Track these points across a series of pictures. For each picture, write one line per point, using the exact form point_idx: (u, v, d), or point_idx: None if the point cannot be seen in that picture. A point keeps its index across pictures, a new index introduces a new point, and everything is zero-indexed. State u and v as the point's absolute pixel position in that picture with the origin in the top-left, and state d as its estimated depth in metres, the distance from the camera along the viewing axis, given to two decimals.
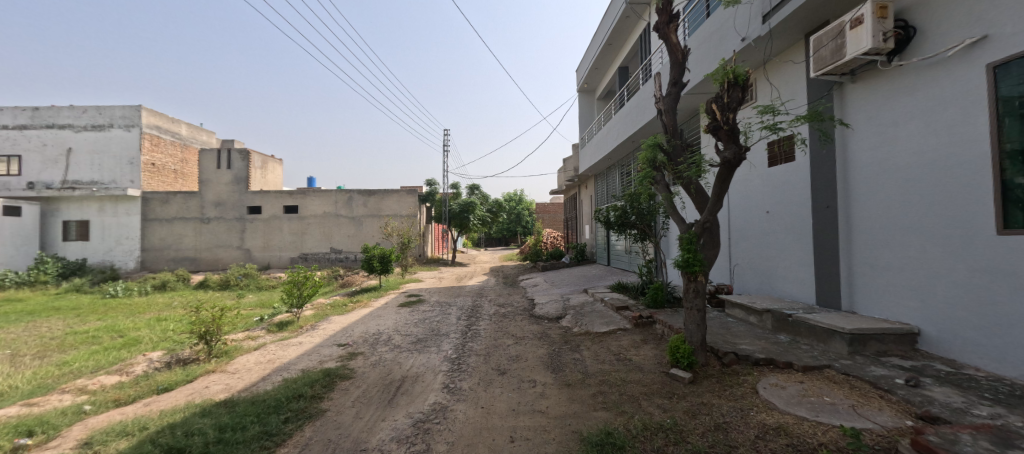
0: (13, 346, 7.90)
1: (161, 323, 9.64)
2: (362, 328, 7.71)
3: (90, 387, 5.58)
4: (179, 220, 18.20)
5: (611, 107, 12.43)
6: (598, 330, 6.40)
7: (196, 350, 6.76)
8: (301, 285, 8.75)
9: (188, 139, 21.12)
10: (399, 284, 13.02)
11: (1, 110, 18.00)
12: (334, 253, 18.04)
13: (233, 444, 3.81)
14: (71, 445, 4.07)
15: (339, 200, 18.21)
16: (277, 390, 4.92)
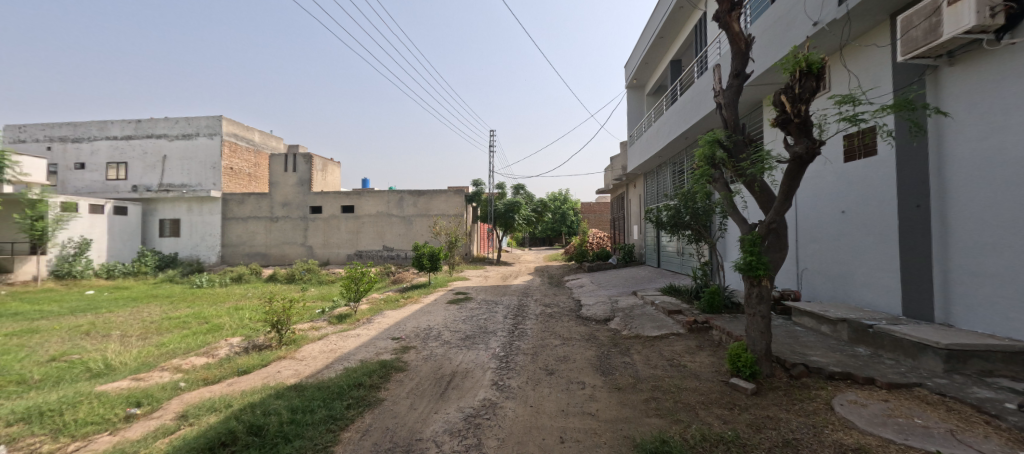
0: (121, 327, 9.06)
1: (239, 312, 10.60)
2: (414, 323, 8.02)
3: (184, 367, 6.26)
4: (252, 219, 19.87)
5: (662, 103, 11.96)
6: (649, 333, 6.19)
7: (269, 337, 7.37)
8: (359, 280, 9.26)
9: (259, 144, 23.02)
10: (447, 281, 13.35)
11: (112, 122, 20.67)
12: (386, 250, 18.87)
13: (303, 425, 4.14)
14: (172, 416, 4.61)
15: (391, 201, 19.04)
16: (340, 378, 5.25)
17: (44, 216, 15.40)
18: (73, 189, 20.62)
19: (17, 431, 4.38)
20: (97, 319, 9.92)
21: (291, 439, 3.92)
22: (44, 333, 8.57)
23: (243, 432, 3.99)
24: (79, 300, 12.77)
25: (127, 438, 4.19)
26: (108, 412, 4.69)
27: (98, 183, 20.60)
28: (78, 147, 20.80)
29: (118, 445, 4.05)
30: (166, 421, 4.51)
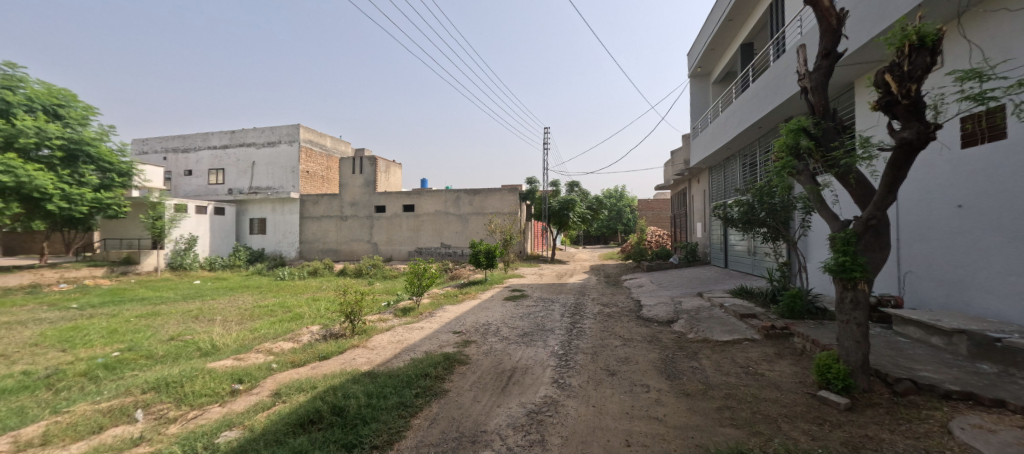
0: (223, 313, 10.24)
1: (316, 302, 11.54)
2: (473, 318, 8.20)
3: (275, 350, 6.93)
4: (326, 217, 21.46)
5: (731, 91, 11.15)
6: (719, 338, 5.80)
7: (343, 327, 7.94)
8: (421, 276, 9.66)
9: (331, 149, 24.85)
10: (503, 278, 13.51)
11: (213, 134, 23.40)
12: (444, 247, 19.49)
13: (378, 409, 4.41)
14: (268, 393, 5.14)
15: (448, 199, 19.62)
16: (409, 368, 5.50)
17: (162, 216, 17.91)
18: (183, 193, 23.68)
19: (150, 398, 5.16)
20: (203, 305, 11.30)
21: (368, 421, 4.21)
22: (164, 316, 9.94)
23: (327, 412, 4.36)
24: (189, 288, 14.70)
25: (231, 411, 4.75)
26: (217, 387, 5.34)
27: (202, 187, 23.44)
28: (187, 156, 23.83)
29: (224, 416, 4.62)
30: (262, 397, 5.03)
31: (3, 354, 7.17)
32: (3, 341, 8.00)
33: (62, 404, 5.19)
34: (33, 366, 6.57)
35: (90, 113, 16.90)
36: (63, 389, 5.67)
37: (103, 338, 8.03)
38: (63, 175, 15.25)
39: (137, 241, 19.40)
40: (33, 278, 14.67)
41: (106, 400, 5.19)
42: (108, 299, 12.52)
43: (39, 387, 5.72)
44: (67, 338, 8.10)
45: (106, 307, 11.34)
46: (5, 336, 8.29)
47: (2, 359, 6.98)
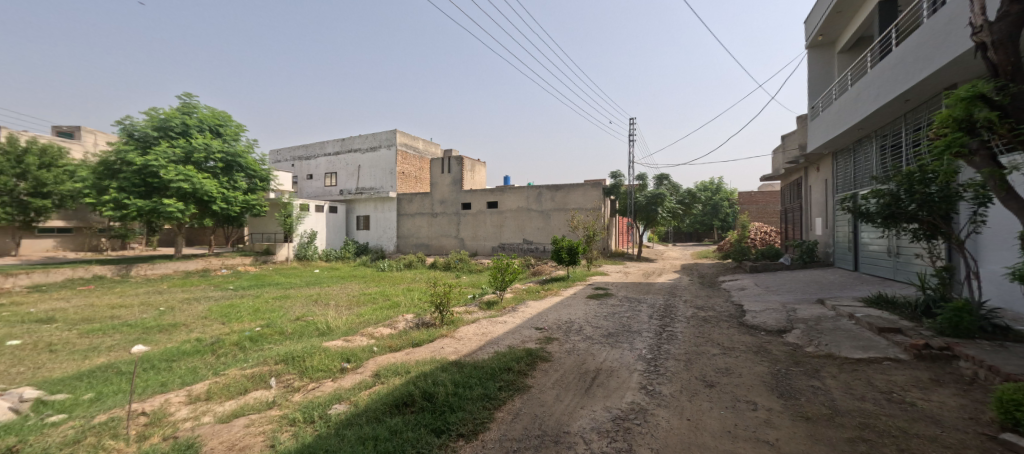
0: (335, 299, 11.44)
1: (411, 292, 12.34)
2: (556, 315, 8.03)
3: (376, 334, 7.50)
4: (418, 214, 22.86)
5: (865, 58, 9.42)
6: (848, 354, 4.90)
7: (433, 317, 8.32)
8: (504, 271, 9.73)
9: (422, 151, 26.48)
10: (587, 275, 13.12)
11: (327, 142, 26.66)
12: (526, 243, 19.53)
13: (463, 399, 4.47)
14: (369, 374, 5.55)
15: (530, 196, 19.54)
16: (492, 361, 5.51)
17: (291, 213, 20.69)
18: (305, 194, 27.43)
19: (281, 368, 5.91)
20: (319, 291, 12.73)
21: (455, 409, 4.31)
22: (291, 299, 11.43)
23: (418, 396, 4.56)
24: (310, 276, 16.71)
25: (341, 386, 5.20)
26: (329, 364, 5.91)
27: (318, 189, 26.95)
28: (308, 162, 27.54)
29: (336, 390, 5.08)
30: (365, 377, 5.44)
31: (184, 323, 8.85)
32: (184, 312, 9.89)
33: (219, 367, 6.21)
34: (203, 334, 7.99)
35: (241, 130, 19.95)
36: (222, 355, 6.79)
37: (249, 315, 9.48)
38: (222, 182, 18.14)
39: (272, 235, 22.54)
40: (205, 264, 17.92)
41: (250, 367, 6.05)
42: (251, 283, 14.79)
43: (204, 352, 6.91)
44: (225, 313, 9.72)
45: (252, 289, 13.43)
46: (185, 309, 10.24)
47: (183, 327, 8.62)
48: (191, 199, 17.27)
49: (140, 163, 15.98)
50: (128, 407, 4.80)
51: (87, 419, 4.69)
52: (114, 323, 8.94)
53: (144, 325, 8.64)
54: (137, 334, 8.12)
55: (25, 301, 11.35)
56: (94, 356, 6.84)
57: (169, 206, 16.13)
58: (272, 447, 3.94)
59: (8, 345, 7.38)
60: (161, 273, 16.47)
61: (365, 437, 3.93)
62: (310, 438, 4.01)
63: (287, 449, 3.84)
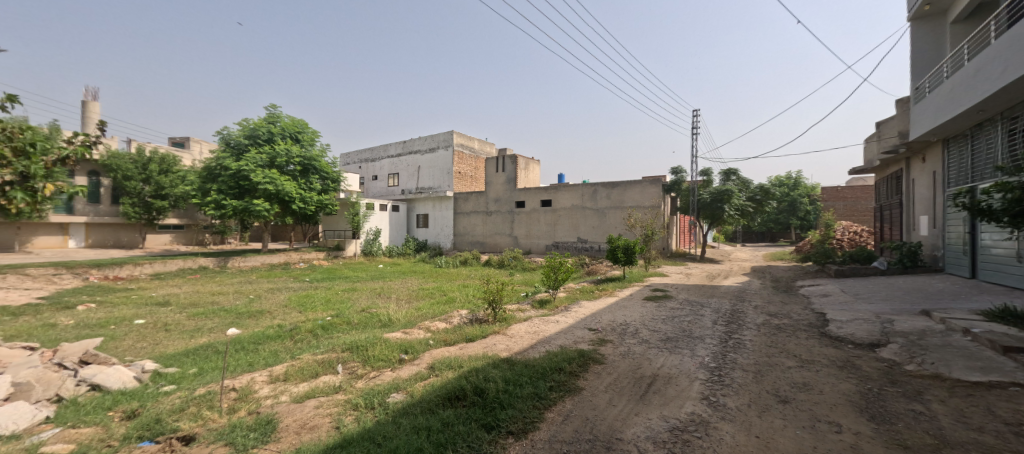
0: (397, 292, 11.96)
1: (467, 288, 12.56)
2: (610, 316, 7.73)
3: (433, 328, 7.69)
4: (473, 212, 23.25)
5: (987, 27, 8.07)
6: (961, 376, 4.19)
7: (487, 313, 8.37)
8: (557, 269, 9.55)
9: (478, 150, 26.96)
10: (644, 276, 12.60)
11: (391, 145, 28.51)
12: (581, 242, 19.10)
13: (514, 397, 4.41)
14: (425, 366, 5.67)
15: (585, 194, 19.09)
16: (543, 360, 5.40)
17: (359, 211, 22.11)
18: (371, 194, 29.61)
19: (346, 356, 6.23)
20: (382, 285, 13.38)
21: (505, 406, 4.26)
22: (358, 292, 12.12)
23: (470, 391, 4.57)
24: (374, 270, 17.61)
25: (399, 376, 5.37)
26: (388, 354, 6.13)
27: (382, 189, 28.94)
28: (373, 164, 29.70)
29: (394, 379, 5.24)
30: (421, 369, 5.57)
31: (268, 310, 9.71)
32: (268, 301, 10.85)
33: (295, 352, 6.69)
34: (283, 321, 8.69)
35: (315, 136, 21.51)
36: (298, 340, 7.33)
37: (322, 305, 10.18)
38: (301, 183, 19.68)
39: (341, 232, 24.13)
40: (286, 257, 19.55)
41: (321, 353, 6.44)
42: (322, 276, 15.89)
43: (284, 337, 7.48)
44: (302, 302, 10.53)
45: (324, 281, 14.42)
46: (269, 298, 11.24)
47: (267, 313, 9.44)
48: (277, 201, 18.88)
49: (235, 168, 17.95)
50: (220, 382, 5.31)
51: (190, 391, 5.25)
52: (213, 307, 10.02)
53: (236, 310, 9.60)
54: (230, 318, 9.03)
55: (145, 287, 13.08)
56: (198, 336, 7.68)
57: (258, 206, 17.85)
58: (336, 429, 4.14)
59: (134, 323, 8.51)
60: (251, 265, 18.28)
61: (419, 427, 3.99)
62: (370, 423, 4.16)
63: (348, 433, 4.00)
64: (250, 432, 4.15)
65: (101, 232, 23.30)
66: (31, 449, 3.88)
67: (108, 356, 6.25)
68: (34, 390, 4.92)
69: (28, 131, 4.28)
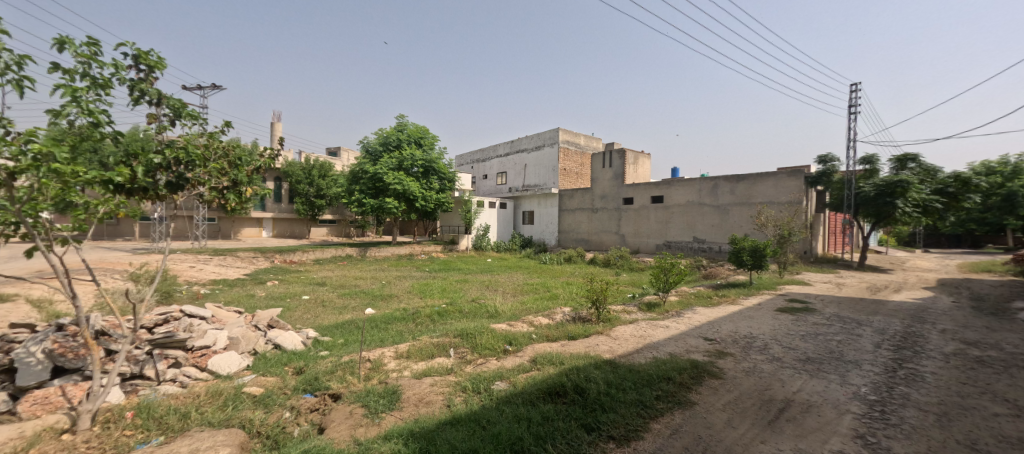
0: (504, 285, 12.36)
1: (570, 286, 12.40)
2: (732, 326, 6.83)
3: (536, 322, 7.71)
4: (579, 209, 22.84)
5: None
6: None
7: (590, 312, 8.10)
8: (668, 271, 8.79)
9: (584, 146, 26.45)
10: (777, 283, 10.96)
11: (499, 145, 29.76)
12: (697, 242, 17.36)
13: (616, 401, 4.12)
14: (527, 359, 5.68)
15: (703, 188, 17.23)
16: (650, 366, 4.97)
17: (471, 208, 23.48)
18: (482, 193, 31.42)
19: (457, 342, 6.55)
20: (491, 278, 13.99)
21: (606, 409, 4.01)
22: (469, 283, 12.84)
23: (570, 388, 4.41)
24: (483, 264, 18.44)
25: (503, 366, 5.46)
26: (494, 343, 6.30)
27: (492, 187, 30.49)
28: (484, 164, 31.38)
29: (499, 368, 5.34)
30: (524, 361, 5.60)
31: (395, 295, 10.81)
32: (396, 287, 12.12)
33: (416, 334, 7.29)
34: (407, 305, 9.60)
35: (433, 139, 23.40)
36: (419, 323, 8.00)
37: (439, 293, 11.01)
38: (422, 183, 21.58)
39: (455, 228, 25.84)
40: (410, 249, 21.67)
41: (437, 336, 6.89)
42: (438, 267, 17.18)
43: (407, 320, 8.23)
44: (423, 289, 11.52)
45: (441, 272, 15.57)
46: (396, 284, 12.56)
47: (394, 298, 10.53)
48: (404, 200, 21.03)
49: (372, 172, 20.62)
50: (359, 353, 6.01)
51: (338, 357, 6.06)
52: (355, 289, 11.57)
53: (371, 293, 10.90)
54: (366, 299, 10.30)
55: (309, 269, 15.73)
56: (343, 313, 8.90)
57: (390, 204, 20.08)
58: (447, 407, 4.37)
59: (302, 298, 10.23)
60: (384, 255, 20.65)
61: (520, 416, 3.98)
62: (476, 406, 4.28)
63: (458, 412, 4.17)
64: (380, 398, 4.60)
65: (282, 225, 28.75)
66: (239, 387, 4.94)
67: (286, 323, 7.56)
68: (242, 343, 6.18)
69: (239, 148, 5.16)
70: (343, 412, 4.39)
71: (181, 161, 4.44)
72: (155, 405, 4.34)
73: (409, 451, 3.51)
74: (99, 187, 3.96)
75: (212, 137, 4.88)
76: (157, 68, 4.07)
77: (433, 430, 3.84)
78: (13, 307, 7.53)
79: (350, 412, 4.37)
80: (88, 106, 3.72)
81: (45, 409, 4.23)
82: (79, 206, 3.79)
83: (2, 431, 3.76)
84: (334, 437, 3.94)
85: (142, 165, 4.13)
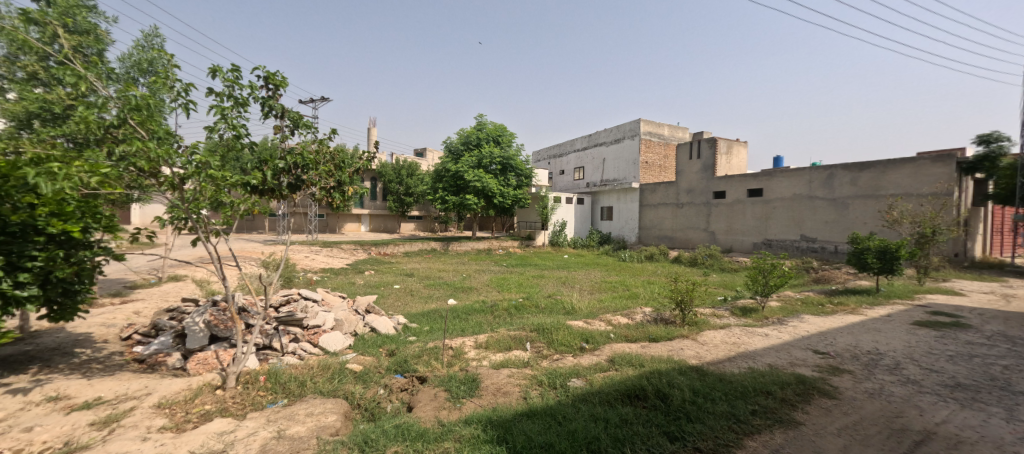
0: (581, 282, 12.13)
1: (652, 285, 11.78)
2: (849, 340, 5.90)
3: (614, 321, 7.41)
4: (662, 205, 21.54)
5: None
6: None
7: (674, 314, 7.58)
8: (767, 273, 7.87)
9: (668, 137, 24.90)
10: (913, 291, 9.22)
11: (577, 139, 29.28)
12: (805, 241, 15.34)
13: (704, 412, 3.76)
14: (605, 358, 5.45)
15: (815, 179, 15.09)
16: (745, 377, 4.46)
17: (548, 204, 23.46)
18: (559, 188, 31.23)
19: (534, 336, 6.53)
20: (568, 274, 13.85)
21: (692, 419, 3.68)
22: (545, 278, 12.81)
23: (652, 393, 4.12)
24: (560, 260, 18.28)
25: (579, 363, 5.31)
26: (570, 340, 6.17)
27: (570, 183, 30.17)
28: (561, 159, 31.13)
29: (575, 365, 5.20)
30: (601, 360, 5.39)
31: (475, 287, 11.17)
32: (475, 279, 12.53)
33: (494, 326, 7.43)
34: (486, 298, 9.87)
35: (511, 137, 23.75)
36: (497, 316, 8.15)
37: (516, 287, 11.15)
38: (500, 180, 22.03)
39: (532, 223, 25.97)
40: (489, 244, 22.27)
41: (514, 330, 6.95)
42: (515, 262, 17.44)
43: (486, 312, 8.42)
44: (501, 283, 11.76)
45: (517, 267, 15.77)
46: (476, 277, 12.98)
47: (473, 290, 10.87)
48: (483, 196, 21.66)
49: (454, 170, 21.61)
50: (443, 340, 6.26)
51: (424, 343, 6.38)
52: (439, 281, 12.17)
53: (453, 285, 11.38)
54: (448, 290, 10.78)
55: (400, 261, 16.96)
56: (428, 302, 9.41)
57: (470, 200, 20.86)
58: (524, 399, 4.35)
59: (393, 286, 11.04)
60: (465, 248, 21.49)
61: (597, 416, 3.81)
62: (552, 401, 4.20)
63: (534, 405, 4.13)
64: (461, 384, 4.73)
65: (377, 220, 31.41)
66: (344, 363, 5.43)
67: (380, 309, 8.17)
68: (345, 325, 6.79)
69: (343, 152, 5.62)
70: (429, 395, 4.59)
71: (299, 165, 5.05)
72: (281, 373, 4.90)
73: (487, 437, 3.56)
74: (240, 188, 4.71)
75: (323, 142, 5.37)
76: (281, 86, 4.59)
77: (510, 420, 3.85)
78: (180, 285, 9.22)
79: (434, 395, 4.56)
80: (233, 122, 4.32)
81: (205, 368, 5.08)
82: (227, 204, 4.61)
83: (177, 382, 4.62)
84: (420, 416, 4.13)
85: (269, 169, 4.76)
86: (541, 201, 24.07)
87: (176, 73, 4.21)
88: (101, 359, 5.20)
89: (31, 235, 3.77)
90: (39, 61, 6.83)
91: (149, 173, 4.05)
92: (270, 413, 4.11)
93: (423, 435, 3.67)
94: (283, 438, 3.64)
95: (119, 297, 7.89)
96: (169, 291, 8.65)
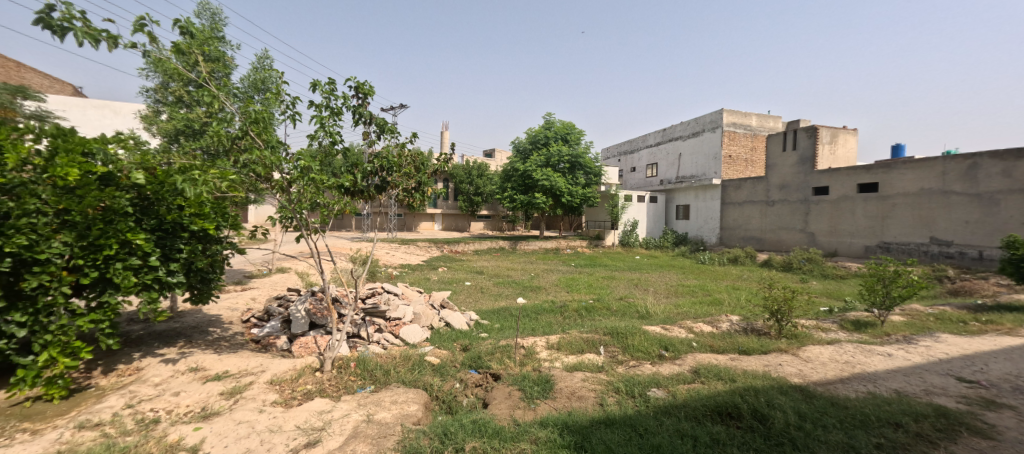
0: (655, 285, 11.51)
1: (737, 291, 10.78)
2: (1007, 368, 4.82)
3: (696, 329, 6.88)
4: (749, 203, 19.66)
5: None
6: None
7: (767, 325, 6.84)
8: (888, 281, 6.74)
9: (757, 128, 22.70)
10: None
11: (649, 135, 27.93)
12: (937, 245, 12.94)
13: (815, 440, 3.31)
14: (688, 369, 5.07)
15: (950, 170, 12.71)
16: (866, 403, 3.84)
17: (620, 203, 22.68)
18: (631, 187, 30.03)
19: (608, 340, 6.28)
20: (641, 276, 13.22)
21: (800, 447, 3.27)
22: (616, 280, 12.34)
23: (748, 412, 3.73)
24: (632, 261, 17.51)
25: (659, 372, 4.99)
26: (648, 347, 5.85)
27: (642, 180, 28.87)
28: (633, 156, 29.87)
29: (654, 374, 4.90)
30: (683, 370, 5.02)
31: (544, 287, 11.10)
32: (545, 279, 12.46)
33: (565, 327, 7.30)
34: (555, 297, 9.77)
35: (580, 135, 23.27)
36: (568, 317, 8.01)
37: (586, 288, 10.89)
38: (569, 179, 21.73)
39: (603, 223, 25.24)
40: (558, 244, 22.10)
41: (586, 332, 6.76)
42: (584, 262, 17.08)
43: (556, 312, 8.31)
44: (570, 283, 11.58)
45: (587, 267, 15.44)
46: (545, 277, 12.90)
47: (543, 289, 10.81)
48: (551, 196, 21.60)
49: (522, 169, 21.75)
50: (515, 339, 6.26)
51: (497, 341, 6.45)
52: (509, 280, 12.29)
53: (523, 284, 11.42)
54: (519, 289, 10.82)
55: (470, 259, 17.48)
56: (500, 300, 9.51)
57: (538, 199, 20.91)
58: (600, 405, 4.19)
59: (465, 283, 11.37)
60: (533, 248, 21.55)
61: (684, 432, 3.54)
62: (631, 411, 3.99)
63: (612, 413, 3.95)
64: (535, 385, 4.70)
65: (450, 220, 32.74)
66: (423, 355, 5.69)
67: (455, 305, 8.45)
68: (423, 318, 7.11)
69: (420, 154, 5.84)
70: (503, 392, 4.62)
71: (384, 168, 5.41)
72: (368, 361, 5.27)
73: (564, 442, 3.47)
74: (335, 190, 5.13)
75: (404, 145, 5.65)
76: (369, 95, 4.92)
77: (587, 426, 3.72)
78: (285, 276, 10.40)
79: (509, 393, 4.58)
80: (329, 129, 4.72)
81: (306, 351, 5.65)
82: (323, 205, 5.03)
83: (285, 362, 5.18)
84: (496, 413, 4.17)
85: (359, 172, 5.13)
86: (614, 200, 23.30)
87: (286, 88, 4.71)
88: (227, 338, 6.03)
89: (179, 231, 4.49)
90: (184, 87, 8.17)
91: (264, 177, 4.58)
92: (360, 397, 4.43)
93: (500, 432, 3.68)
94: (372, 422, 3.88)
95: (240, 285, 9.11)
96: (277, 281, 9.78)
